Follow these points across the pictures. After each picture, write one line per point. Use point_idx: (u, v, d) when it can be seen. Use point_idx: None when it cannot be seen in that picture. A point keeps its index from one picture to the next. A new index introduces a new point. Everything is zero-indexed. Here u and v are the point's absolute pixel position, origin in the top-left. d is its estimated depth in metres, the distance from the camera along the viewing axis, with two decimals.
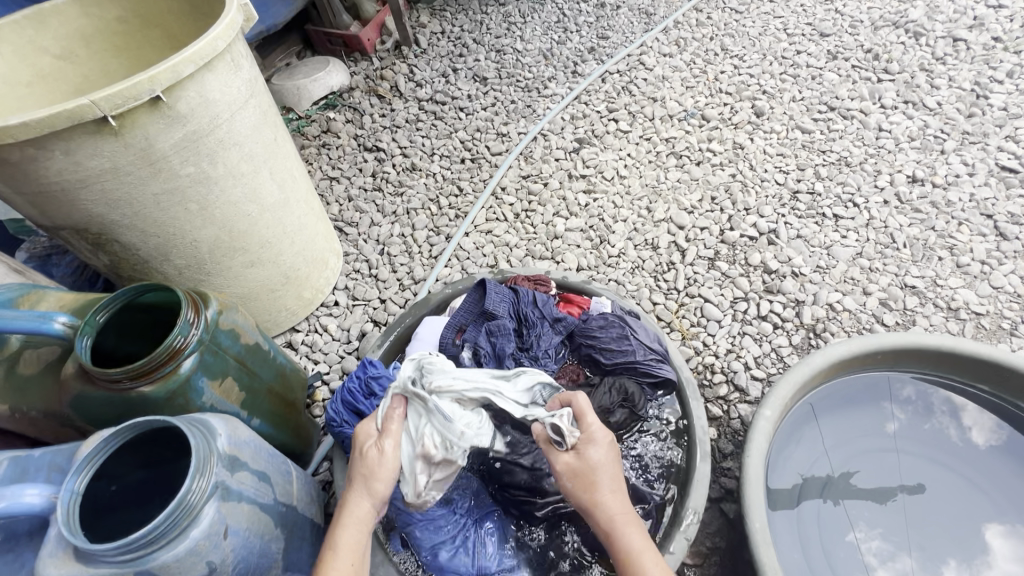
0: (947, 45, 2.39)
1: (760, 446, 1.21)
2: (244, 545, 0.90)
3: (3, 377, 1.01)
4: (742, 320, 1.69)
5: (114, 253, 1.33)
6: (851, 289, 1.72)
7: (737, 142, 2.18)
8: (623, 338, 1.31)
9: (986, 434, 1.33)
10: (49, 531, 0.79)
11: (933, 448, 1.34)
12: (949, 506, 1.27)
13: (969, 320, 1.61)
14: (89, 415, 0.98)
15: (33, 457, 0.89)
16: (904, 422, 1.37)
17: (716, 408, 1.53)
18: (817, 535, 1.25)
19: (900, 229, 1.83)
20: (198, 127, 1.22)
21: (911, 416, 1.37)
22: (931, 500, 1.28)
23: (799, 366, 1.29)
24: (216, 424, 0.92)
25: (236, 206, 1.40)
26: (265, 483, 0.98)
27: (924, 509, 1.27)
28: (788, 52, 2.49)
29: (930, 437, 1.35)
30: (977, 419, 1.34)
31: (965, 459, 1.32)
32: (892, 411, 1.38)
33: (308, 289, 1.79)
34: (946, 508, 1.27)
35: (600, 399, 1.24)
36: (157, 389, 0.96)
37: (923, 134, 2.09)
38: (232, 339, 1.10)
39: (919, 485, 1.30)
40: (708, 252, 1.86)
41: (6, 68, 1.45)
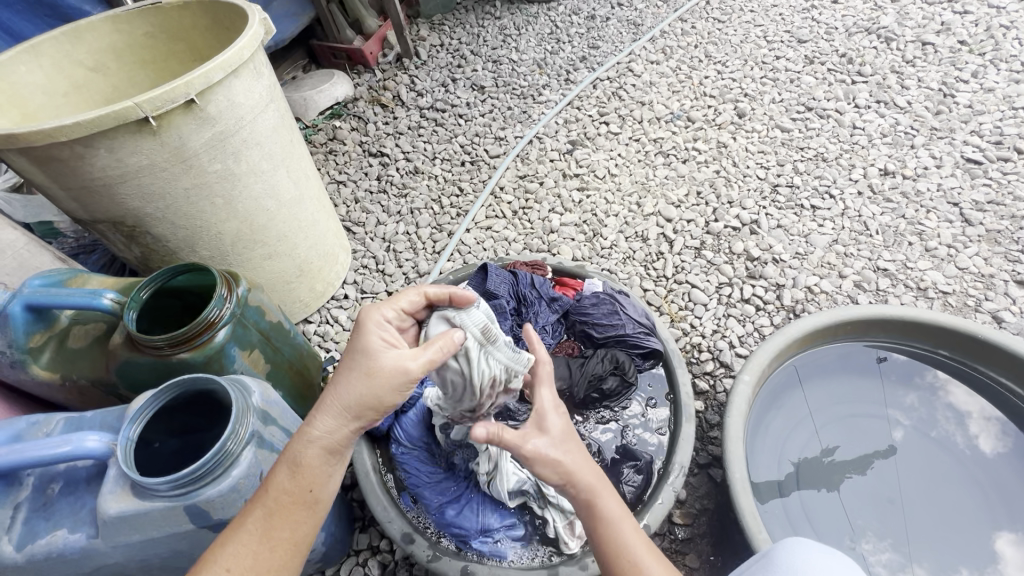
0: (916, 49, 2.54)
1: (740, 408, 1.32)
2: None
3: (54, 351, 1.12)
4: (727, 303, 1.81)
5: (146, 244, 1.45)
6: (828, 273, 1.84)
7: (721, 141, 2.32)
8: (613, 313, 1.45)
9: (992, 441, 1.39)
10: (109, 472, 0.90)
11: (941, 456, 1.39)
12: (954, 512, 1.31)
13: (937, 298, 1.73)
14: (133, 382, 1.10)
15: (86, 418, 1.00)
16: (908, 428, 1.44)
17: (703, 383, 1.64)
18: (802, 507, 1.35)
19: (873, 218, 1.96)
20: (225, 128, 1.35)
21: (916, 423, 1.45)
22: (938, 507, 1.32)
23: (775, 337, 1.41)
24: (251, 384, 1.03)
25: (258, 202, 1.53)
26: None
27: (930, 515, 1.31)
28: (768, 57, 2.65)
29: (938, 443, 1.41)
30: (984, 428, 1.41)
31: (973, 468, 1.36)
32: (896, 417, 1.46)
33: (320, 282, 1.91)
34: (954, 520, 1.30)
35: (593, 368, 1.37)
36: (195, 355, 1.08)
37: (895, 131, 2.23)
38: (259, 315, 1.21)
39: (925, 491, 1.35)
40: (695, 242, 1.98)
41: (46, 80, 1.59)
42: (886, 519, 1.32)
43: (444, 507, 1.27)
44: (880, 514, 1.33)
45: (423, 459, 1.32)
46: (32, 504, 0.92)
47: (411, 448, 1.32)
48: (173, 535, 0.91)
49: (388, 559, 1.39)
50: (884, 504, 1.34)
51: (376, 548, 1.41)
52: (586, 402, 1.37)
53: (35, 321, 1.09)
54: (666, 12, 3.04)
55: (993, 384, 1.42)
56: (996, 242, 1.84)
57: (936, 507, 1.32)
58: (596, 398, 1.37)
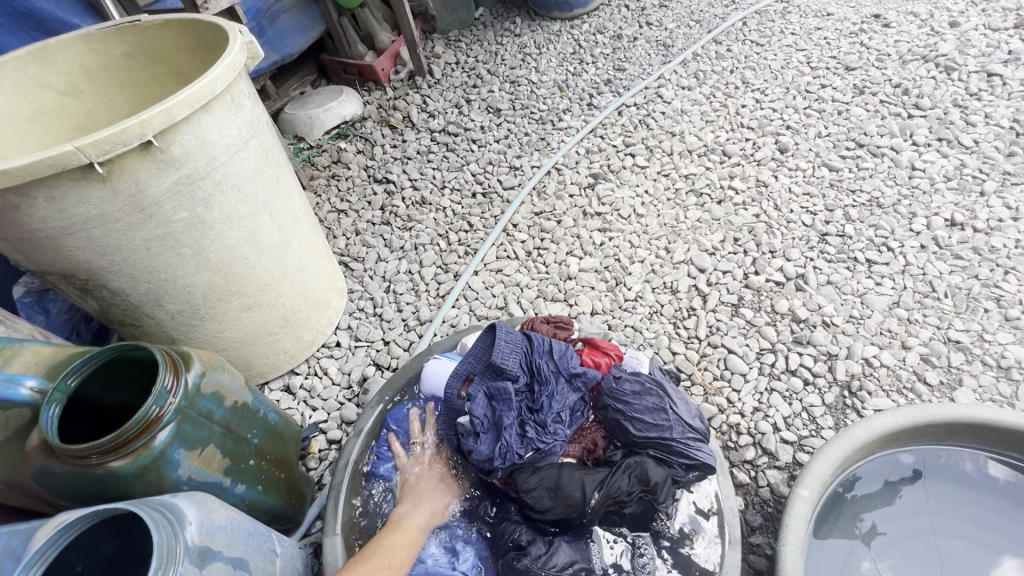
0: (981, 81, 2.29)
1: (798, 532, 1.07)
2: None
3: None
4: (769, 374, 1.57)
5: (102, 298, 1.26)
6: (889, 342, 1.59)
7: (760, 180, 2.08)
8: (656, 411, 1.17)
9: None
10: None
11: (957, 488, 1.23)
12: (969, 548, 1.17)
13: (1021, 380, 1.47)
14: (54, 491, 0.89)
15: None
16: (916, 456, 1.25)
17: (742, 474, 1.40)
18: (822, 562, 1.18)
19: (940, 277, 1.70)
20: (193, 170, 1.16)
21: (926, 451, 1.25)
22: (955, 548, 1.17)
23: (838, 440, 1.16)
24: (188, 508, 0.82)
25: (232, 250, 1.33)
26: (241, 570, 0.88)
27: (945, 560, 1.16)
28: (812, 85, 2.41)
29: (946, 469, 1.24)
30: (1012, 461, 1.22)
31: (991, 507, 1.21)
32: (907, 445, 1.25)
33: (309, 332, 1.71)
34: (966, 555, 1.17)
35: (616, 484, 1.10)
36: (127, 465, 0.87)
37: (960, 174, 1.98)
38: (216, 403, 1.01)
39: (943, 531, 1.20)
40: (732, 298, 1.75)
41: (7, 105, 1.42)
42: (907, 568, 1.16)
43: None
44: (896, 554, 1.18)
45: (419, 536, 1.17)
46: None
47: None
48: None
49: None
50: (899, 547, 1.19)
51: None
52: (604, 522, 1.12)
53: None
54: (700, 32, 2.82)
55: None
56: None
57: (949, 546, 1.18)
58: (617, 520, 1.12)
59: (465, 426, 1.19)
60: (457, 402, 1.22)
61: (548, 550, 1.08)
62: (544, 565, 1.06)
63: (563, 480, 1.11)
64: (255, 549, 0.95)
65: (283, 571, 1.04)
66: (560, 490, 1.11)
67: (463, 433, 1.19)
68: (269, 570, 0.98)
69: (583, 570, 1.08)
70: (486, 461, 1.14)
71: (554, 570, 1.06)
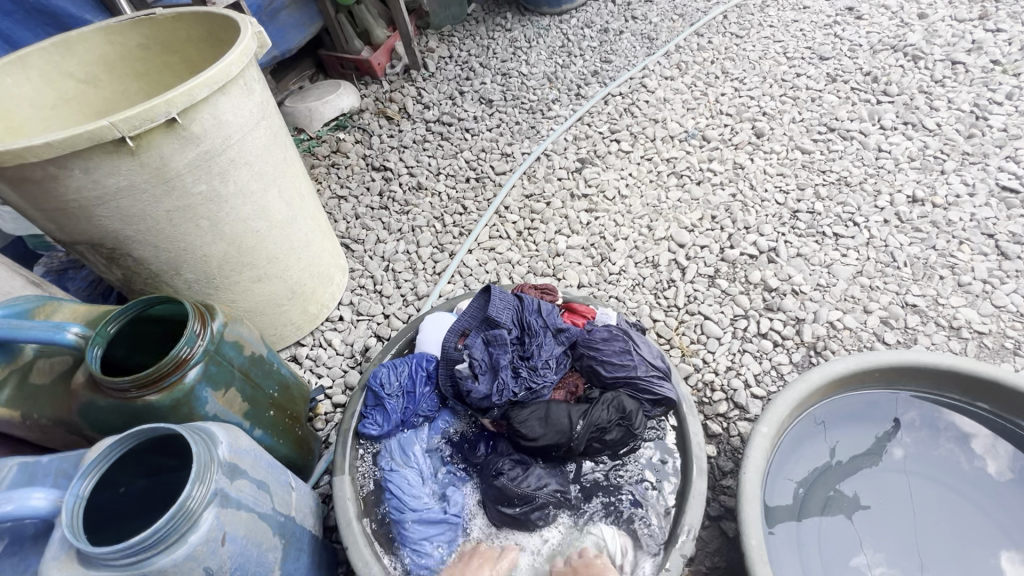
0: (945, 68, 2.42)
1: (757, 463, 1.20)
2: (242, 554, 0.92)
3: (16, 388, 1.04)
4: (742, 338, 1.70)
5: (127, 267, 1.38)
6: (852, 307, 1.72)
7: (737, 163, 2.21)
8: (625, 352, 1.33)
9: (1000, 462, 1.29)
10: (54, 533, 0.82)
11: (943, 477, 1.31)
12: (959, 536, 1.23)
13: (971, 339, 1.61)
14: (97, 425, 1.02)
15: (41, 462, 0.91)
16: (910, 445, 1.36)
17: (715, 425, 1.53)
18: (819, 544, 1.24)
19: (900, 248, 1.84)
20: (211, 147, 1.28)
21: (919, 441, 1.36)
22: (941, 528, 1.24)
23: (796, 384, 1.29)
24: (219, 432, 0.95)
25: (246, 223, 1.45)
26: (264, 492, 1.00)
27: (934, 539, 1.23)
28: (788, 74, 2.54)
29: (940, 459, 1.33)
30: (989, 449, 1.30)
31: (968, 484, 1.29)
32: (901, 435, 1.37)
33: (314, 305, 1.83)
34: (960, 548, 1.22)
35: (597, 415, 1.25)
36: (162, 398, 0.99)
37: (923, 155, 2.11)
38: (237, 351, 1.13)
39: (936, 519, 1.25)
40: (709, 270, 1.87)
41: (33, 92, 1.53)
42: (893, 542, 1.24)
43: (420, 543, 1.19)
44: (893, 545, 1.23)
45: (411, 478, 1.27)
46: None
47: (402, 466, 1.29)
48: None
49: None
50: (899, 539, 1.24)
51: None
52: (588, 451, 1.26)
53: None
54: (682, 26, 2.95)
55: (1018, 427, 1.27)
56: None
57: (938, 528, 1.24)
58: (598, 448, 1.26)
59: (464, 370, 1.31)
60: (455, 352, 1.36)
61: (525, 471, 1.23)
62: (519, 482, 1.20)
63: (551, 412, 1.27)
64: (275, 476, 1.07)
65: (299, 502, 1.17)
66: (549, 420, 1.25)
67: (463, 377, 1.30)
68: (287, 498, 1.11)
69: (558, 489, 1.22)
70: (485, 398, 1.29)
71: (531, 486, 1.20)
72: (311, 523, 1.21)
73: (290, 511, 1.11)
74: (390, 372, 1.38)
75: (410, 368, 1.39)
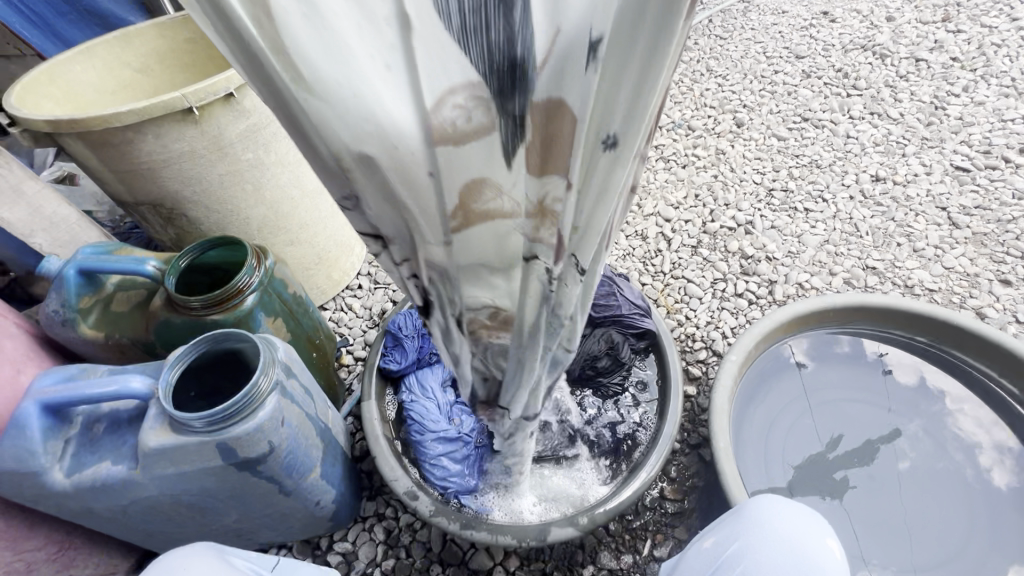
0: (909, 65, 2.65)
1: (726, 384, 1.40)
2: (295, 439, 1.11)
3: (100, 314, 1.25)
4: (721, 297, 1.90)
5: (180, 226, 1.59)
6: (819, 270, 1.93)
7: (719, 149, 2.42)
8: (611, 295, 1.52)
9: (1001, 475, 1.37)
10: (149, 411, 1.01)
11: (949, 484, 1.37)
12: (955, 540, 1.29)
13: (923, 295, 1.81)
14: (170, 341, 1.22)
15: (129, 367, 1.10)
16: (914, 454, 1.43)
17: (696, 369, 1.73)
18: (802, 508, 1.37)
19: (864, 220, 2.05)
20: (258, 120, 1.50)
21: (924, 453, 1.44)
22: (936, 527, 1.31)
23: (765, 320, 1.49)
24: (276, 341, 1.15)
25: (283, 190, 1.66)
26: (309, 397, 1.20)
27: (928, 537, 1.29)
28: (767, 72, 2.77)
29: (946, 471, 1.40)
30: (997, 461, 1.40)
31: (968, 493, 1.36)
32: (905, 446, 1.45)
33: (337, 272, 2.03)
34: (955, 548, 1.28)
35: (590, 347, 1.49)
36: (226, 316, 1.19)
37: (887, 140, 2.33)
38: (283, 287, 1.33)
39: (930, 517, 1.32)
40: (692, 241, 2.08)
41: (96, 78, 1.75)
42: (883, 532, 1.31)
43: (441, 460, 1.38)
44: (882, 534, 1.31)
45: (431, 407, 1.46)
46: (80, 440, 1.03)
47: (420, 396, 1.48)
48: (201, 471, 1.02)
49: (393, 526, 1.49)
50: (886, 526, 1.32)
51: (382, 515, 1.52)
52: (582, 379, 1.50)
53: (85, 285, 1.22)
54: None
55: (1004, 396, 1.45)
56: (982, 244, 1.92)
57: (933, 527, 1.31)
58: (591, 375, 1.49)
59: None
60: None
61: None
62: None
63: None
64: (317, 390, 1.27)
65: (335, 422, 1.35)
66: None
67: None
68: (326, 412, 1.30)
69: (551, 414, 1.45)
70: None
71: None
72: (342, 441, 1.40)
73: (328, 423, 1.30)
74: (406, 317, 1.58)
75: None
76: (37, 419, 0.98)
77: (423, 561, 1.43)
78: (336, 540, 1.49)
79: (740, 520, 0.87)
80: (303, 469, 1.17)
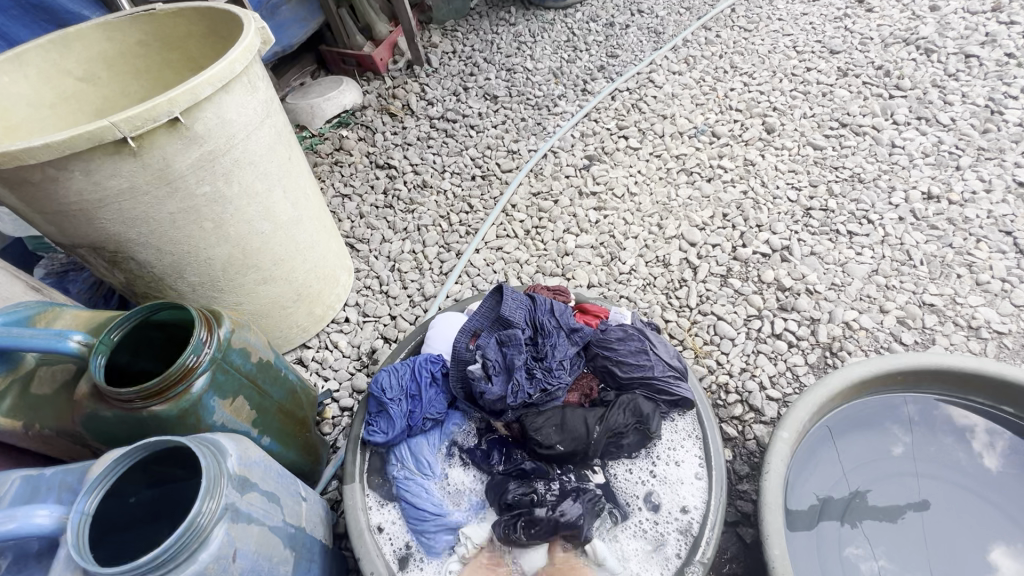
0: (958, 62, 2.38)
1: (778, 470, 1.17)
2: (253, 569, 0.89)
3: (15, 398, 1.01)
4: (756, 338, 1.67)
5: (129, 270, 1.35)
6: (868, 307, 1.69)
7: (748, 159, 2.17)
8: (642, 352, 1.32)
9: (998, 459, 1.28)
10: (59, 552, 0.78)
11: (952, 478, 1.28)
12: (959, 530, 1.21)
13: (990, 339, 1.58)
14: (102, 434, 0.99)
15: (44, 478, 0.88)
16: (908, 444, 1.33)
17: (730, 428, 1.50)
18: (834, 542, 1.22)
19: (916, 246, 1.81)
20: (215, 147, 1.24)
21: (916, 438, 1.33)
22: (941, 526, 1.22)
23: (817, 388, 1.26)
24: (227, 443, 0.92)
25: (251, 224, 1.42)
26: (274, 504, 0.97)
27: (941, 541, 1.20)
28: (798, 69, 2.49)
29: (941, 460, 1.30)
30: (988, 445, 1.30)
31: (967, 481, 1.27)
32: (897, 434, 1.34)
33: (320, 306, 1.80)
34: (960, 540, 1.20)
35: (614, 420, 1.25)
36: (169, 408, 0.96)
37: (938, 150, 2.08)
38: (244, 358, 1.09)
39: (936, 519, 1.23)
40: (721, 269, 1.84)
41: (31, 91, 1.49)
42: (897, 546, 1.21)
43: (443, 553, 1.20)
44: (896, 542, 1.21)
45: (423, 487, 1.25)
46: None
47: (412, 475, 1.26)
48: None
49: None
50: (900, 533, 1.22)
51: None
52: (603, 457, 1.25)
53: None
54: (689, 19, 2.90)
55: None
56: None
57: (942, 530, 1.22)
58: (615, 453, 1.25)
59: (476, 371, 1.29)
60: (468, 353, 1.35)
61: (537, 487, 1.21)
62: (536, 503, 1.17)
63: (567, 418, 1.25)
64: (285, 487, 1.04)
65: (309, 514, 1.13)
66: (565, 426, 1.24)
67: (476, 378, 1.28)
68: (298, 510, 1.08)
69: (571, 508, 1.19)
70: (500, 399, 1.27)
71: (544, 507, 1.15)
72: (321, 532, 1.18)
73: (300, 523, 1.08)
74: (389, 375, 1.34)
75: (411, 368, 1.37)
76: None
77: None
78: None
79: None
80: None
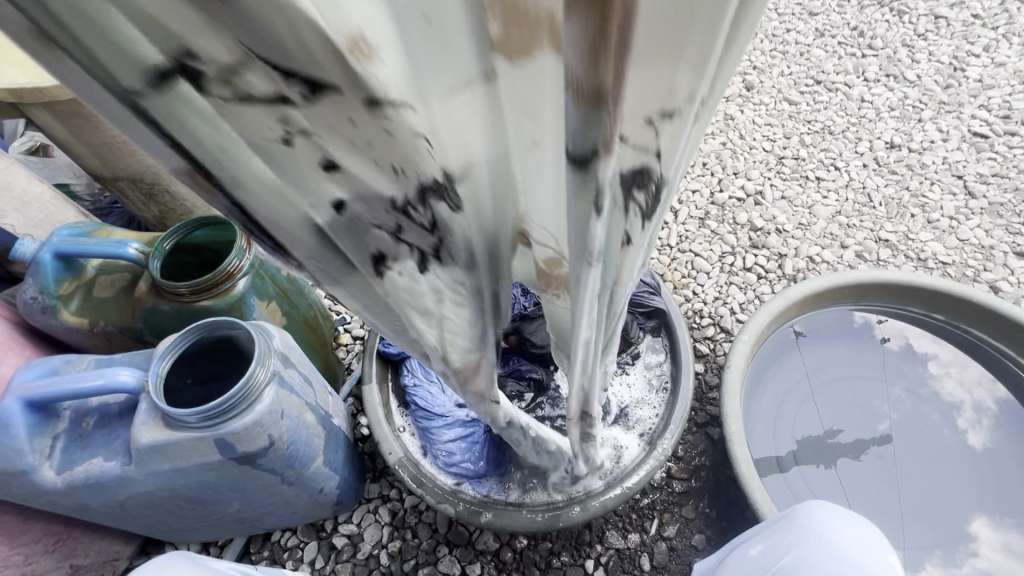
0: (928, 22, 2.52)
1: (739, 363, 1.36)
2: (295, 431, 1.06)
3: (81, 300, 1.17)
4: (729, 272, 1.85)
5: (164, 203, 1.49)
6: (830, 243, 1.87)
7: (727, 114, 2.29)
8: None
9: (983, 438, 1.39)
10: (140, 406, 0.96)
11: (934, 439, 1.40)
12: (940, 499, 1.32)
13: (936, 269, 1.77)
14: (158, 327, 1.16)
15: (117, 357, 1.05)
16: (896, 418, 1.44)
17: (703, 346, 1.69)
18: (803, 485, 1.36)
19: (877, 190, 1.98)
20: None
21: (905, 414, 1.45)
22: (923, 492, 1.33)
23: (776, 300, 1.44)
24: (271, 329, 1.09)
25: None
26: (309, 386, 1.15)
27: (922, 508, 1.31)
28: (778, 30, 2.61)
29: (926, 431, 1.42)
30: (974, 422, 1.42)
31: (955, 458, 1.37)
32: (883, 408, 1.46)
33: None
34: (943, 511, 1.30)
35: None
36: (217, 302, 1.13)
37: (903, 105, 2.23)
38: (276, 270, 1.26)
39: (918, 485, 1.34)
40: (699, 213, 2.00)
41: None
42: (870, 494, 1.34)
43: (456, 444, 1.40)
44: (877, 505, 1.32)
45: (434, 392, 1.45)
46: (69, 436, 0.98)
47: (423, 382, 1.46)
48: (199, 466, 0.97)
49: (398, 507, 1.48)
50: (875, 480, 1.36)
51: (386, 497, 1.50)
52: None
53: (63, 269, 1.15)
54: None
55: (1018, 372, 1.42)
56: (997, 215, 1.87)
57: (923, 496, 1.32)
58: None
59: None
60: None
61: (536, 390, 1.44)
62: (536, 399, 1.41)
63: None
64: (316, 377, 1.21)
65: (336, 407, 1.31)
66: None
67: None
68: (326, 399, 1.25)
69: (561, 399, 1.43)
70: None
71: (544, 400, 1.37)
72: (345, 425, 1.36)
73: (329, 410, 1.25)
74: None
75: None
76: (21, 416, 0.93)
77: (431, 542, 1.42)
78: (342, 521, 1.47)
79: (793, 530, 0.87)
80: (305, 458, 1.13)
